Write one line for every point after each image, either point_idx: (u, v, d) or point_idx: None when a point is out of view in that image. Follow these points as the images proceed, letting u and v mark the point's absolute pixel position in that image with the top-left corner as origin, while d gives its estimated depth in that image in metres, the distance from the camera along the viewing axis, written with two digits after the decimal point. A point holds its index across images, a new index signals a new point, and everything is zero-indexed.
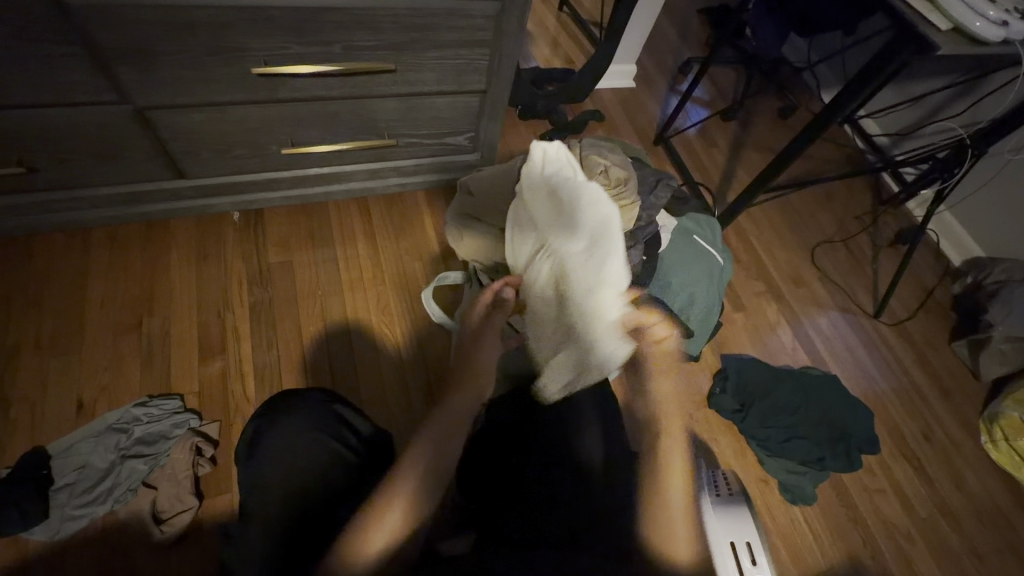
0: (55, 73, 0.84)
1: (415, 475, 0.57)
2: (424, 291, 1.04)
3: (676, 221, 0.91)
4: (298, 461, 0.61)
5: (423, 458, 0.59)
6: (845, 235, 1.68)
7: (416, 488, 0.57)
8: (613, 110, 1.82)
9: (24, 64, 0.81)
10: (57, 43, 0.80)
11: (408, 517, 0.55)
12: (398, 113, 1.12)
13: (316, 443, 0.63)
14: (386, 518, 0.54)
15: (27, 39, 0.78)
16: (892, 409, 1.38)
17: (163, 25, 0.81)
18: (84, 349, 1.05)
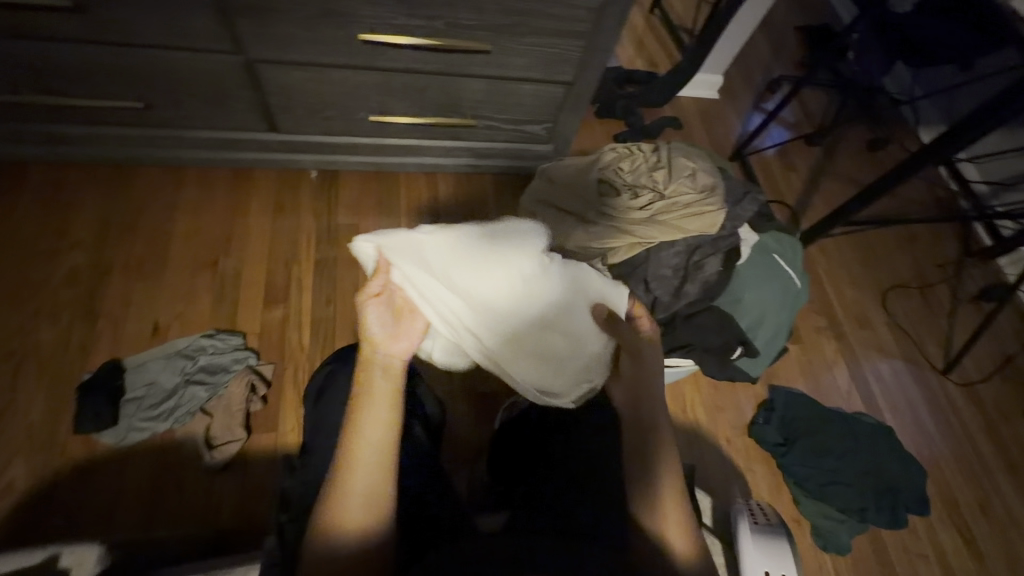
0: (184, 18, 0.91)
1: (364, 449, 0.55)
2: None
3: (758, 237, 0.86)
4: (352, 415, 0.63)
5: (370, 427, 0.56)
6: (923, 283, 1.57)
7: (372, 459, 0.55)
8: (692, 119, 1.78)
9: (158, 5, 0.88)
10: None
11: (373, 489, 0.54)
12: (483, 95, 1.14)
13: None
14: (343, 497, 0.53)
15: None
16: (947, 473, 1.29)
17: None
18: (164, 277, 1.14)
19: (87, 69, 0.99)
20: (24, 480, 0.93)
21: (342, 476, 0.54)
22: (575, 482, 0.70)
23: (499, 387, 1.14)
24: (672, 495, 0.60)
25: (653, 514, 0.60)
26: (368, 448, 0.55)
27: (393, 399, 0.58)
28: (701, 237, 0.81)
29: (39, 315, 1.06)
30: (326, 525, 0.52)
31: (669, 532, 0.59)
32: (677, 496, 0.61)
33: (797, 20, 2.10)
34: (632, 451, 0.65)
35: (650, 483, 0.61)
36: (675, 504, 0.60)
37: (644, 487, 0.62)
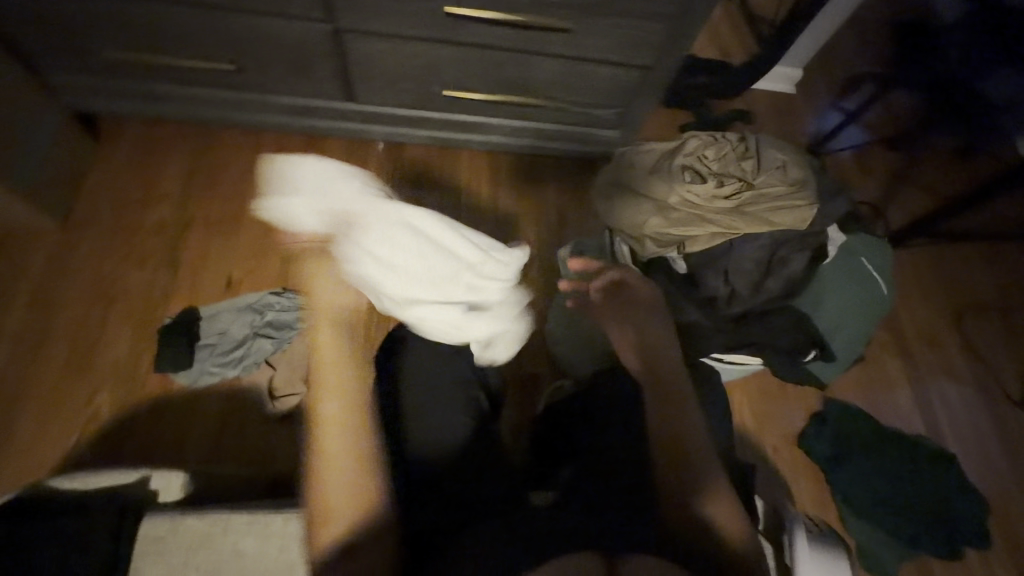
0: None
1: (334, 452, 0.59)
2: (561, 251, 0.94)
3: (846, 237, 0.83)
4: (410, 388, 0.74)
5: (331, 438, 0.59)
6: (1005, 306, 1.47)
7: (348, 459, 0.59)
8: (764, 114, 1.70)
9: None
10: None
11: (355, 486, 0.58)
12: (558, 76, 1.13)
13: (430, 378, 0.75)
14: (324, 501, 0.57)
15: None
16: (1011, 511, 1.21)
17: None
18: (239, 233, 1.20)
19: (186, 31, 1.04)
20: (108, 409, 1.01)
21: (318, 481, 0.57)
22: (618, 469, 0.70)
23: (546, 370, 1.15)
24: (715, 490, 0.63)
25: (687, 504, 0.63)
26: (336, 450, 0.59)
27: (353, 399, 0.62)
28: (789, 231, 0.79)
29: (127, 260, 1.14)
30: (318, 528, 0.57)
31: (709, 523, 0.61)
32: (713, 491, 0.63)
33: (892, 13, 1.95)
34: (664, 440, 0.66)
35: (681, 478, 0.64)
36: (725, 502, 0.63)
37: (676, 482, 0.64)
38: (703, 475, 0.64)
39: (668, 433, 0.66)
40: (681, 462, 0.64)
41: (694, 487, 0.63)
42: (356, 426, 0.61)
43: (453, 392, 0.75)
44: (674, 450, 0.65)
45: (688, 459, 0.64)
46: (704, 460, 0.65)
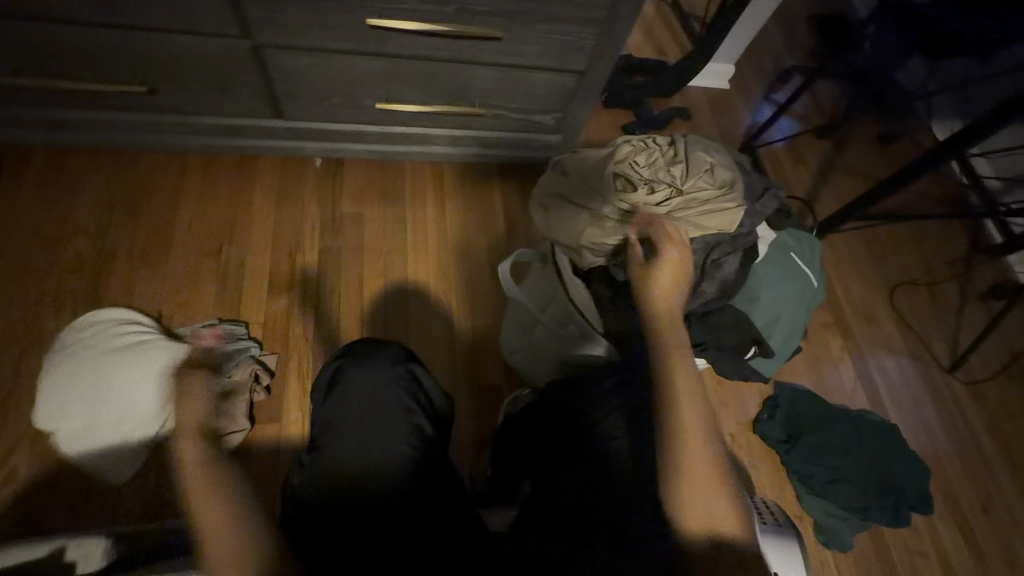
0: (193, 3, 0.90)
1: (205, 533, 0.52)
2: (502, 263, 0.88)
3: (775, 235, 0.87)
4: (365, 412, 0.69)
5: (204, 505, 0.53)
6: (931, 280, 1.56)
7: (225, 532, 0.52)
8: (701, 110, 1.75)
9: None
10: None
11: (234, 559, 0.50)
12: (493, 84, 1.12)
13: (383, 403, 0.70)
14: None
15: None
16: (950, 472, 1.28)
17: None
18: (166, 265, 1.14)
19: (91, 52, 0.98)
20: (28, 467, 0.93)
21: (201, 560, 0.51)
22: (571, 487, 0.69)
23: (504, 380, 1.14)
24: (700, 471, 0.55)
25: (687, 498, 0.54)
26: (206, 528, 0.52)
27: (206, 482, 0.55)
28: (720, 235, 0.80)
29: (42, 300, 1.06)
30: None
31: (705, 521, 0.53)
32: (716, 481, 0.55)
33: (812, 8, 2.05)
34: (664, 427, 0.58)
35: (678, 468, 0.55)
36: (708, 481, 0.54)
37: (676, 471, 0.55)
38: (705, 464, 0.55)
39: (670, 420, 0.58)
40: (684, 451, 0.56)
41: (698, 477, 0.55)
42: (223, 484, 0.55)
43: (405, 418, 0.70)
44: (676, 439, 0.57)
45: (688, 448, 0.56)
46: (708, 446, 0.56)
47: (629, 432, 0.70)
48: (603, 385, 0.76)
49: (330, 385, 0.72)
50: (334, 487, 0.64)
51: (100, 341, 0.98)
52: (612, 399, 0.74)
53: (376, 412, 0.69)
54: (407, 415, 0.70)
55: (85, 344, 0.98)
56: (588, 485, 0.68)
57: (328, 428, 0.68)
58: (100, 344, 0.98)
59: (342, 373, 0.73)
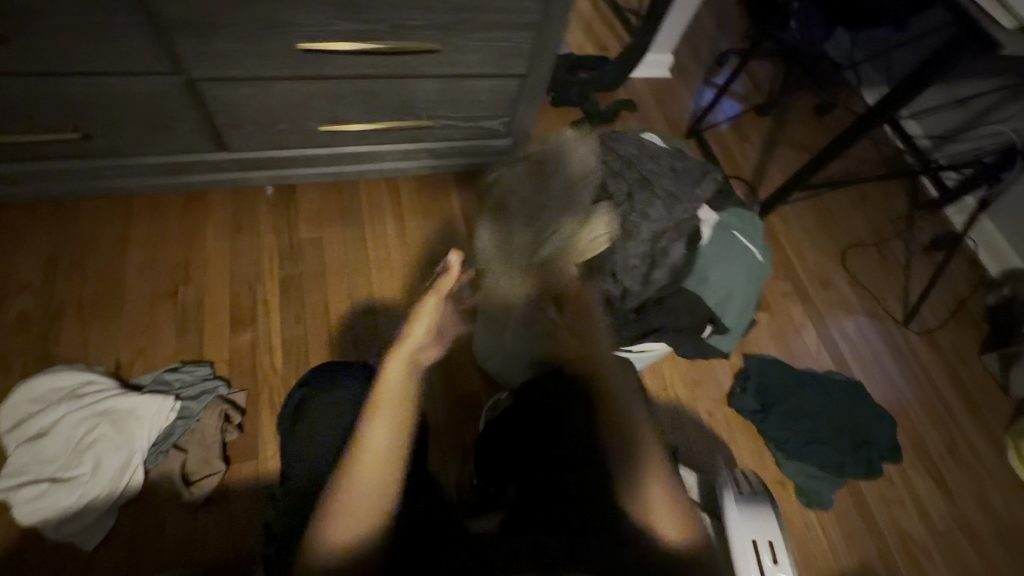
0: (118, 43, 0.88)
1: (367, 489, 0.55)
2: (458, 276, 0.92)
3: (718, 216, 0.89)
4: (334, 432, 0.69)
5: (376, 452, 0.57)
6: (878, 240, 1.64)
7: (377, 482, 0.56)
8: (645, 100, 1.79)
9: (90, 32, 0.85)
10: (119, 12, 0.83)
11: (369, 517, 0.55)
12: (437, 95, 1.13)
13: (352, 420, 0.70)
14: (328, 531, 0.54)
15: (98, 8, 0.82)
16: (915, 420, 1.35)
17: None
18: (121, 313, 1.10)
19: (15, 102, 0.94)
20: None
21: (343, 506, 0.55)
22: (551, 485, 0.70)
23: (481, 388, 1.14)
24: (654, 483, 0.63)
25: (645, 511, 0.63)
26: (374, 485, 0.56)
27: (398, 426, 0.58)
28: (665, 225, 0.86)
29: None
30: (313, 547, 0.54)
31: (670, 538, 0.62)
32: (673, 495, 0.63)
33: None
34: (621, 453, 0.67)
35: (644, 494, 0.63)
36: (666, 496, 0.63)
37: (642, 497, 0.63)
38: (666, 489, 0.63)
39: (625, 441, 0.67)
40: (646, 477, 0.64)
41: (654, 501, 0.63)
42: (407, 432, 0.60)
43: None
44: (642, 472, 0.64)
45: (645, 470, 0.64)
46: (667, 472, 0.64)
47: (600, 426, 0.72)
48: (568, 373, 0.78)
49: (298, 416, 0.71)
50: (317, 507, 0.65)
51: (64, 406, 0.95)
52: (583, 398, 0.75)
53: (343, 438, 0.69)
54: None
55: (44, 412, 0.94)
56: (565, 473, 0.70)
57: (298, 460, 0.68)
58: (63, 407, 0.95)
59: (308, 399, 0.72)
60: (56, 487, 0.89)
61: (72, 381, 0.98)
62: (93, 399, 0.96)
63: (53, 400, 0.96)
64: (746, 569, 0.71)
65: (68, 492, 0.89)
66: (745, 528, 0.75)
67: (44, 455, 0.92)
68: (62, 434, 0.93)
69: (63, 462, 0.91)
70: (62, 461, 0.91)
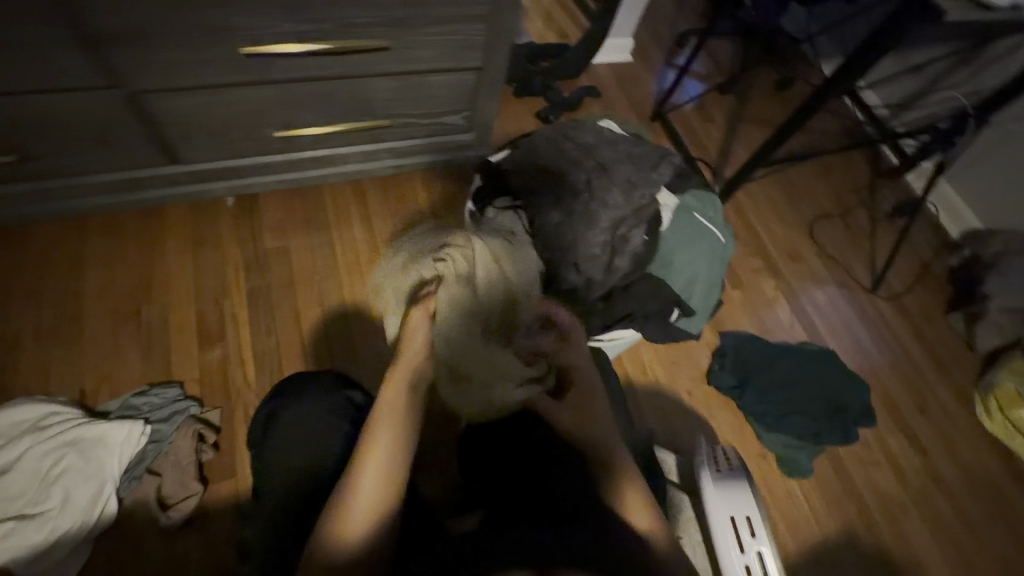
0: (51, 58, 0.84)
1: (368, 487, 0.59)
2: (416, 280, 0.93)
3: (677, 199, 0.90)
4: (303, 442, 0.68)
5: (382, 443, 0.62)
6: (843, 210, 1.67)
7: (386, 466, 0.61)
8: (608, 85, 1.79)
9: (19, 48, 0.81)
10: (48, 26, 0.79)
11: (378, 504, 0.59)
12: (394, 93, 1.11)
13: (322, 430, 0.69)
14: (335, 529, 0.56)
15: (23, 23, 0.78)
16: (887, 383, 1.39)
17: (160, 5, 0.80)
18: (82, 339, 1.06)
19: None
20: None
21: (351, 501, 0.58)
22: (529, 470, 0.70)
23: None
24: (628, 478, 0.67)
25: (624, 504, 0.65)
26: (378, 479, 0.60)
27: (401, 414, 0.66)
28: (624, 211, 0.85)
29: None
30: (321, 546, 0.55)
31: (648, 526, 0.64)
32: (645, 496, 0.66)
33: None
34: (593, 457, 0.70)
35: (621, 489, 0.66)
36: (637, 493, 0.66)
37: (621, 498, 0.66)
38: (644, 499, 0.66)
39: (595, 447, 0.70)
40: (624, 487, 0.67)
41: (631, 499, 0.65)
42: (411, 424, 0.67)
43: (346, 439, 0.69)
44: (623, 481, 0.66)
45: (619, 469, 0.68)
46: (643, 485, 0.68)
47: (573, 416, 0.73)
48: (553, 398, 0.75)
49: (266, 429, 0.70)
50: (290, 519, 0.63)
51: (27, 440, 0.91)
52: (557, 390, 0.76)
53: (314, 449, 0.68)
54: (343, 444, 0.69)
55: (5, 447, 0.90)
56: (544, 466, 0.69)
57: (270, 476, 0.67)
58: (26, 440, 0.91)
59: (276, 414, 0.71)
60: (22, 523, 0.85)
61: (34, 413, 0.94)
62: (59, 429, 0.92)
63: (14, 434, 0.92)
64: (725, 547, 0.74)
65: (37, 527, 0.85)
66: (722, 505, 0.77)
67: (8, 491, 0.87)
68: (27, 468, 0.89)
69: (30, 497, 0.87)
70: (28, 496, 0.87)
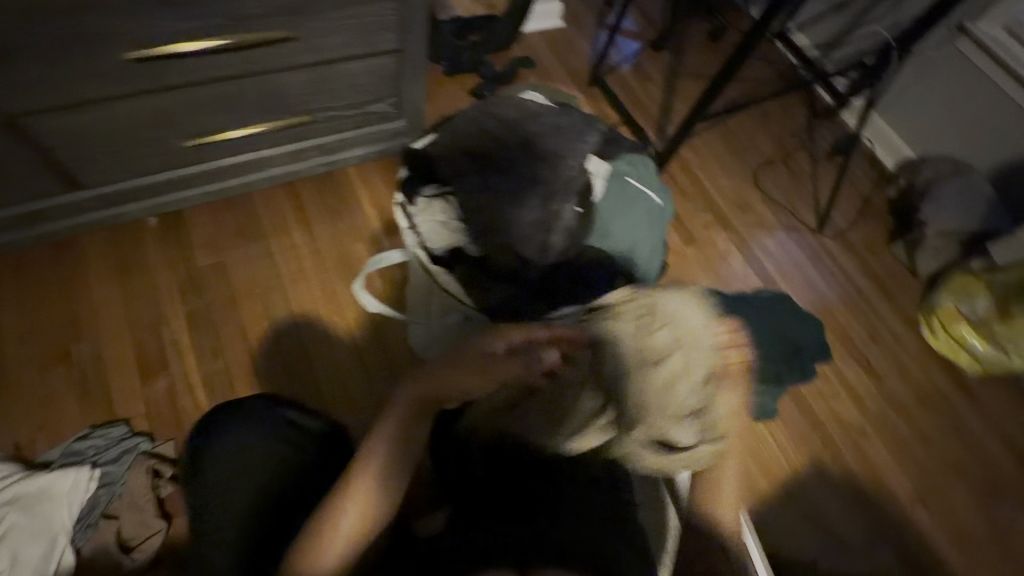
0: None
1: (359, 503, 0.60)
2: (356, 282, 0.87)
3: (609, 165, 0.89)
4: (238, 473, 0.66)
5: (368, 462, 0.63)
6: (784, 155, 1.69)
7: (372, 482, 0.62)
8: (542, 54, 1.75)
9: None
10: None
11: (357, 521, 0.60)
12: (309, 86, 1.05)
13: (255, 457, 0.67)
14: (318, 551, 0.57)
15: None
16: (840, 318, 1.44)
17: (18, 13, 0.73)
18: (8, 389, 0.99)
19: None
20: None
21: (332, 515, 0.59)
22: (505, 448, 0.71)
23: None
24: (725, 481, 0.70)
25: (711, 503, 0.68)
26: (366, 495, 0.61)
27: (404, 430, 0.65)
28: (550, 186, 0.84)
29: None
30: (304, 553, 0.58)
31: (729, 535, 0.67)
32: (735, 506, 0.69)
33: None
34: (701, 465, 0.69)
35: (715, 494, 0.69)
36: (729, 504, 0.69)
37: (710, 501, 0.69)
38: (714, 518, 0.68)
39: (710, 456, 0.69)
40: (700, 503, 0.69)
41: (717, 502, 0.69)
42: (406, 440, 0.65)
43: (286, 461, 0.68)
44: (708, 481, 0.70)
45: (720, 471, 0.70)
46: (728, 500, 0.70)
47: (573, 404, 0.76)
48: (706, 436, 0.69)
49: (206, 459, 0.67)
50: (254, 545, 0.62)
51: None
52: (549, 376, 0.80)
53: (252, 478, 0.66)
54: (280, 469, 0.67)
55: None
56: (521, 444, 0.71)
57: (212, 506, 0.65)
58: None
59: (208, 447, 0.68)
60: None
61: None
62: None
63: None
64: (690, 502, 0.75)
65: None
66: None
67: None
68: None
69: None
70: None
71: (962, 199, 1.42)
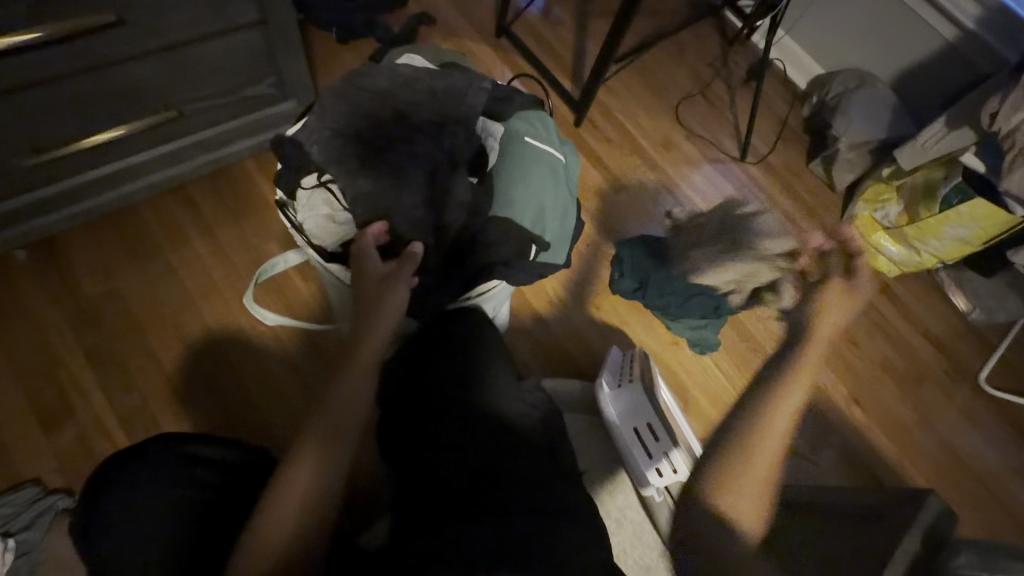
0: None
1: (305, 483, 0.61)
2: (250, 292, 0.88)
3: (506, 125, 0.86)
4: (147, 518, 0.64)
5: (307, 457, 0.62)
6: (702, 85, 1.67)
7: (306, 473, 0.61)
8: (442, 7, 1.62)
9: None
10: None
11: (298, 508, 0.60)
12: (163, 76, 0.93)
13: (161, 499, 0.66)
14: (265, 533, 0.58)
15: None
16: None
17: None
18: None
19: None
20: None
21: (273, 502, 0.60)
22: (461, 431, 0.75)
23: None
24: (769, 441, 0.61)
25: (729, 480, 0.60)
26: (304, 488, 0.60)
27: (339, 427, 0.64)
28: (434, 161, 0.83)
29: None
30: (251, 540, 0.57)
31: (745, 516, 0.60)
32: (765, 480, 0.61)
33: None
34: (730, 437, 0.62)
35: (749, 470, 0.60)
36: (761, 478, 0.60)
37: (738, 485, 0.60)
38: (778, 448, 0.61)
39: (758, 414, 0.61)
40: (770, 406, 0.62)
41: (739, 478, 0.60)
42: (340, 435, 0.64)
43: (197, 497, 0.68)
44: (736, 451, 0.61)
45: (764, 430, 0.61)
46: (786, 438, 0.62)
47: (523, 402, 0.82)
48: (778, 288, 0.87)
49: (120, 501, 0.64)
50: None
51: None
52: (499, 364, 0.84)
53: (170, 516, 0.65)
54: (197, 504, 0.67)
55: None
56: (467, 430, 0.75)
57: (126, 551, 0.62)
58: None
59: (115, 488, 0.65)
60: None
61: None
62: None
63: None
64: None
65: None
66: None
67: None
68: None
69: None
70: None
71: (866, 110, 1.46)
